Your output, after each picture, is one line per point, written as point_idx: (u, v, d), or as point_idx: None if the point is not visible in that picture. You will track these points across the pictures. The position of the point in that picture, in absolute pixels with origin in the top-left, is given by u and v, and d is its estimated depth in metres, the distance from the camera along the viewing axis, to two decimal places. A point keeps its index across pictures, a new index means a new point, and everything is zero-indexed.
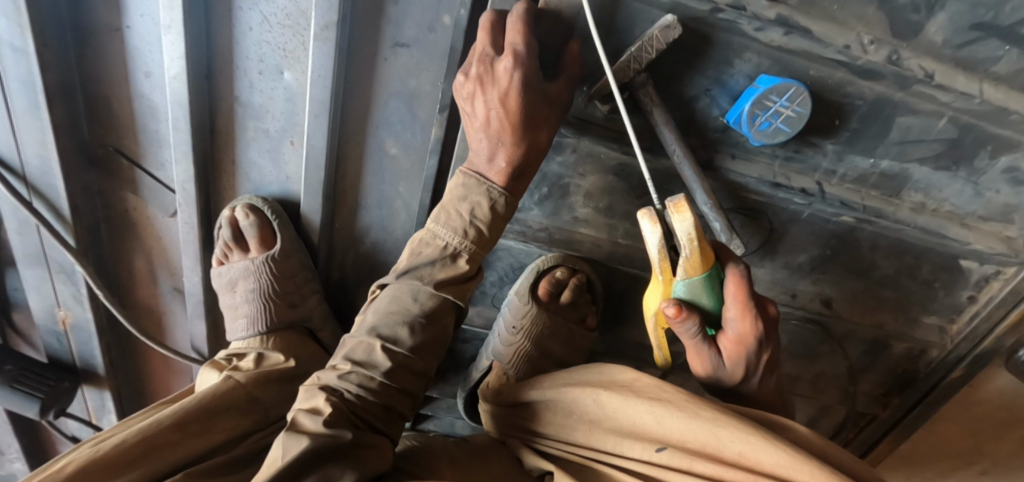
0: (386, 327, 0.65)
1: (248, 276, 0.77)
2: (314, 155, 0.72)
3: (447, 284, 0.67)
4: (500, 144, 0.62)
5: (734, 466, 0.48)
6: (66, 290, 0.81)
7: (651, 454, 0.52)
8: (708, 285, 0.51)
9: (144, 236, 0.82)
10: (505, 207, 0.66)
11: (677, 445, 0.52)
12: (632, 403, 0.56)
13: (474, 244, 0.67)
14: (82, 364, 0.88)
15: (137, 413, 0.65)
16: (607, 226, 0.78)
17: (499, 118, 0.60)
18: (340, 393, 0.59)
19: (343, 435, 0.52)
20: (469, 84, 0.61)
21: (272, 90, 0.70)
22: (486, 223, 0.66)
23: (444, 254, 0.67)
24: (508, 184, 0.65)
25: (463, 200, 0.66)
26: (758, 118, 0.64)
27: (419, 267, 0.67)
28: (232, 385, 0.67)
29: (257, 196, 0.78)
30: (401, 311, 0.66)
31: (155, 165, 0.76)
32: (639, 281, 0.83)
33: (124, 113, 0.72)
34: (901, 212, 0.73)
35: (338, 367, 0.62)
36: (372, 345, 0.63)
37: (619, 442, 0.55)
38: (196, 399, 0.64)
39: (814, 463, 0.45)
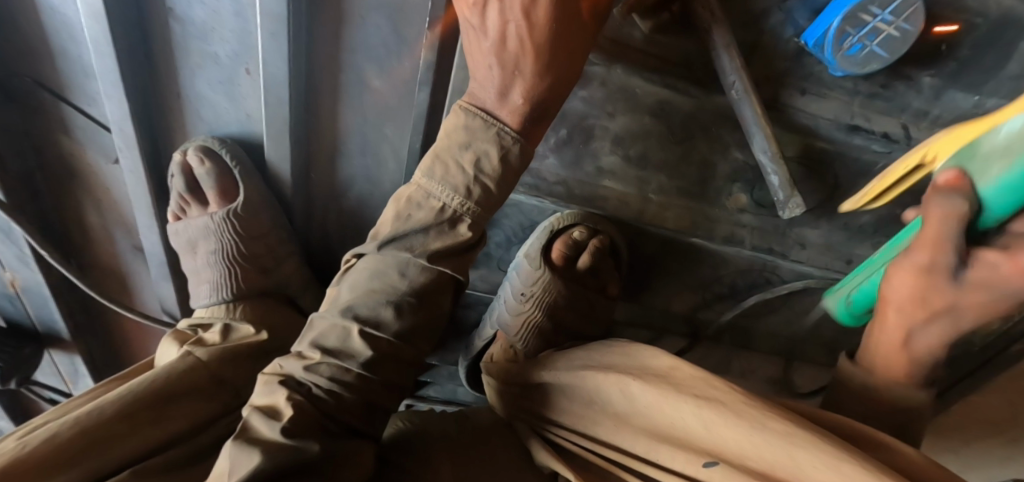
0: (366, 307, 0.52)
1: (209, 236, 0.65)
2: (275, 87, 0.57)
3: (442, 258, 0.54)
4: (509, 77, 0.49)
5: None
6: (7, 248, 0.70)
7: (696, 470, 0.35)
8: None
9: (88, 186, 0.69)
10: (521, 157, 0.53)
11: (733, 461, 0.34)
12: (670, 399, 0.39)
13: (477, 205, 0.53)
14: (43, 329, 0.79)
15: (83, 393, 0.55)
16: (639, 180, 0.64)
17: (517, 37, 0.47)
18: (308, 388, 0.48)
19: (310, 448, 0.41)
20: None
21: (217, 3, 0.54)
22: (493, 180, 0.53)
23: (440, 217, 0.53)
24: (523, 127, 0.51)
25: (465, 147, 0.52)
26: (847, 40, 0.50)
27: (410, 234, 0.54)
28: (192, 366, 0.56)
29: (212, 136, 0.64)
30: (384, 289, 0.53)
31: (87, 99, 0.61)
32: (672, 244, 0.70)
33: (36, 32, 0.57)
34: None
35: (305, 355, 0.51)
36: (348, 331, 0.51)
37: (654, 447, 0.39)
38: (147, 381, 0.53)
39: None
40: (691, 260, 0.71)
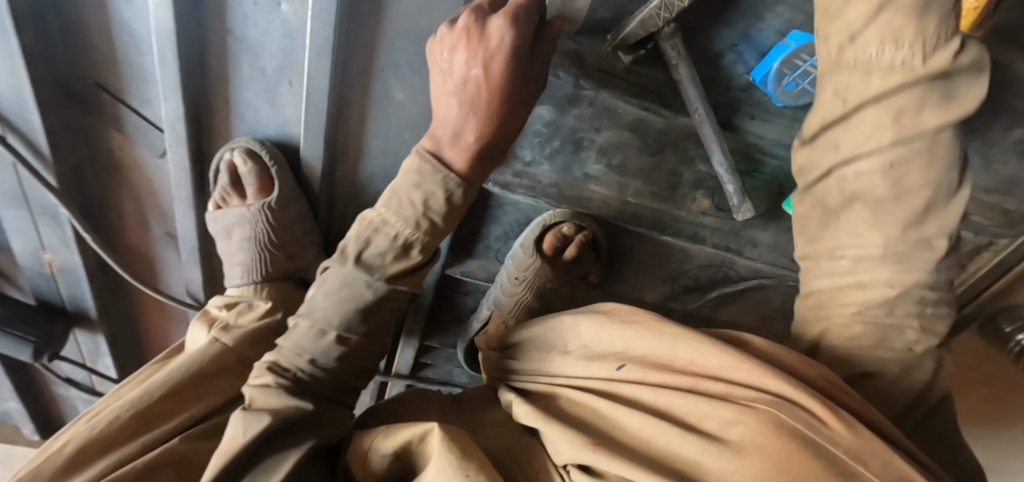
0: (317, 349, 0.61)
1: (244, 224, 0.74)
2: (314, 97, 0.68)
3: (400, 277, 0.65)
4: (456, 109, 0.57)
5: (681, 373, 0.47)
6: (52, 231, 0.76)
7: (612, 371, 0.52)
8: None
9: (130, 177, 0.77)
10: (463, 197, 0.62)
11: (632, 360, 0.52)
12: (609, 331, 0.58)
13: (427, 235, 0.63)
14: (72, 308, 0.85)
15: (124, 383, 0.64)
16: (619, 184, 0.76)
17: (476, 82, 0.54)
18: (294, 372, 0.60)
19: (305, 407, 0.54)
20: (456, 33, 0.53)
21: (267, 25, 0.65)
22: (440, 215, 0.63)
23: (394, 244, 0.63)
24: (466, 171, 0.61)
25: (417, 187, 0.61)
26: (784, 78, 0.64)
27: (371, 257, 0.63)
28: (222, 350, 0.67)
29: (253, 138, 0.73)
30: (354, 298, 0.63)
31: (141, 101, 0.70)
32: (647, 240, 0.82)
33: (105, 41, 0.65)
34: None
35: (295, 355, 0.61)
36: (324, 337, 0.62)
37: (587, 365, 0.56)
38: (185, 363, 0.64)
39: (762, 365, 0.43)
40: (660, 253, 0.84)
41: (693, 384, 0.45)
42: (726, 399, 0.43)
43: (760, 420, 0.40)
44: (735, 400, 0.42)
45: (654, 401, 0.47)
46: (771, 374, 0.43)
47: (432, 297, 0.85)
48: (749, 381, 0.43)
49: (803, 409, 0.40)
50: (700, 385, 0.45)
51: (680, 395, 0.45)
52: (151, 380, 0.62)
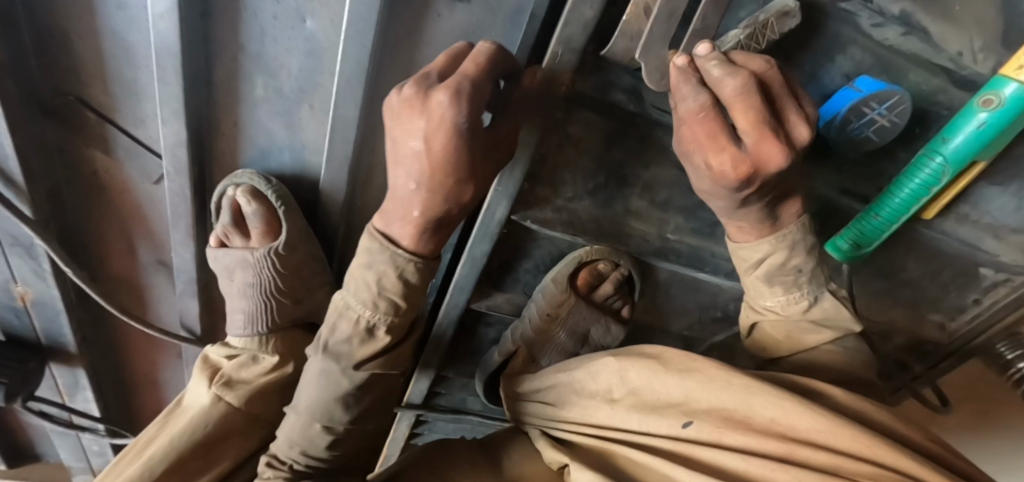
0: (302, 437, 0.62)
1: (246, 268, 0.67)
2: (341, 127, 0.60)
3: (370, 359, 0.61)
4: (415, 186, 0.52)
5: (766, 434, 0.50)
6: (24, 263, 0.66)
7: (680, 429, 0.55)
8: (1003, 121, 0.58)
9: (117, 203, 0.67)
10: (416, 273, 0.58)
11: (702, 416, 0.54)
12: (663, 378, 0.59)
13: (389, 315, 0.59)
14: (46, 342, 0.75)
15: (120, 453, 0.61)
16: (659, 221, 0.73)
17: (416, 156, 0.50)
18: (290, 465, 0.62)
19: None
20: (408, 103, 0.48)
21: (289, 42, 0.57)
22: (399, 295, 0.59)
23: (358, 329, 0.59)
24: (415, 245, 0.56)
25: (369, 268, 0.57)
26: (850, 125, 0.61)
27: (336, 344, 0.60)
28: (225, 412, 0.63)
29: (258, 173, 0.65)
30: (331, 387, 0.61)
31: (133, 121, 0.60)
32: (680, 276, 0.80)
33: (91, 52, 0.55)
34: (946, 222, 0.75)
35: (288, 445, 0.63)
36: (311, 428, 0.62)
37: (646, 419, 0.58)
38: (183, 432, 0.60)
39: (845, 425, 0.49)
40: (691, 287, 0.82)
41: (788, 451, 0.48)
42: (836, 475, 0.45)
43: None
44: (847, 476, 0.45)
45: (743, 467, 0.49)
46: (866, 438, 0.47)
47: (454, 330, 0.80)
48: (848, 448, 0.47)
49: (889, 465, 0.46)
50: (794, 452, 0.48)
51: (779, 467, 0.47)
52: (152, 448, 0.59)
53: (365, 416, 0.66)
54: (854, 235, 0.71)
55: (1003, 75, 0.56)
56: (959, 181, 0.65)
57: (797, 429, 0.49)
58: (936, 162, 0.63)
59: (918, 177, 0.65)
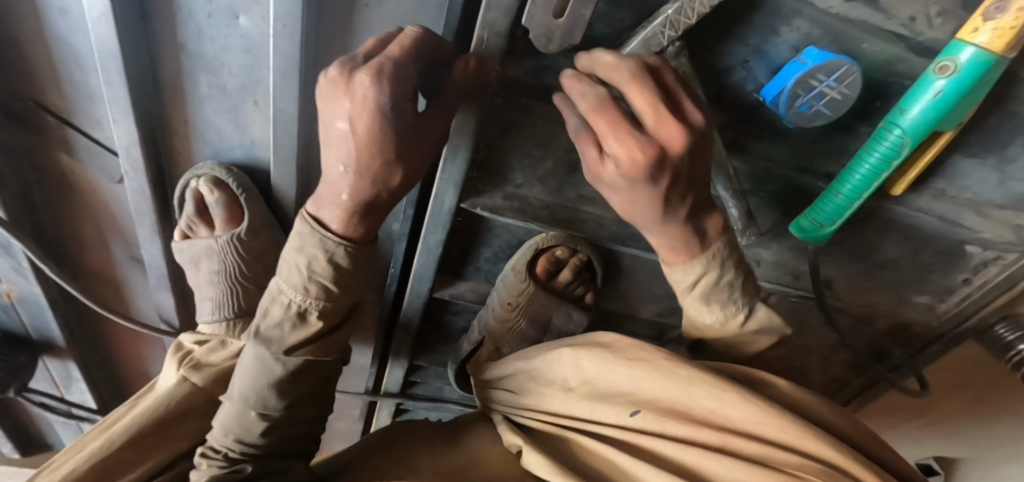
0: (238, 425, 0.58)
1: (212, 256, 0.68)
2: (283, 120, 0.61)
3: (304, 347, 0.59)
4: (345, 167, 0.51)
5: (704, 425, 0.48)
6: (5, 261, 0.70)
7: (626, 418, 0.53)
8: (961, 89, 0.54)
9: (88, 202, 0.71)
10: (348, 257, 0.57)
11: (648, 406, 0.52)
12: (611, 366, 0.57)
13: (321, 299, 0.58)
14: (38, 337, 0.80)
15: (92, 427, 0.62)
16: (616, 206, 0.72)
17: (345, 137, 0.48)
18: (226, 452, 0.57)
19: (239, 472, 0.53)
20: (333, 81, 0.47)
21: (225, 40, 0.58)
22: (330, 278, 0.57)
23: (290, 313, 0.58)
24: (345, 229, 0.56)
25: (300, 251, 0.57)
26: (798, 99, 0.58)
27: (269, 328, 0.58)
28: (189, 391, 0.64)
29: (219, 164, 0.66)
30: (263, 373, 0.58)
31: (91, 123, 0.63)
32: (645, 259, 0.78)
33: (42, 59, 0.58)
34: (920, 198, 0.71)
35: (224, 436, 0.58)
36: (245, 414, 0.57)
37: (595, 408, 0.56)
38: (148, 409, 0.61)
39: (785, 417, 0.46)
40: (657, 272, 0.80)
41: (723, 441, 0.46)
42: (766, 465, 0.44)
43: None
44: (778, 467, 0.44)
45: (680, 456, 0.47)
46: (801, 431, 0.45)
47: (419, 320, 0.81)
48: (784, 440, 0.45)
49: (819, 457, 0.44)
50: (729, 444, 0.46)
51: (713, 457, 0.45)
52: (114, 428, 0.60)
53: (305, 402, 0.61)
54: (819, 215, 0.68)
55: (958, 40, 0.53)
56: (926, 156, 0.62)
57: (737, 422, 0.47)
58: (895, 134, 0.59)
59: (877, 151, 0.61)
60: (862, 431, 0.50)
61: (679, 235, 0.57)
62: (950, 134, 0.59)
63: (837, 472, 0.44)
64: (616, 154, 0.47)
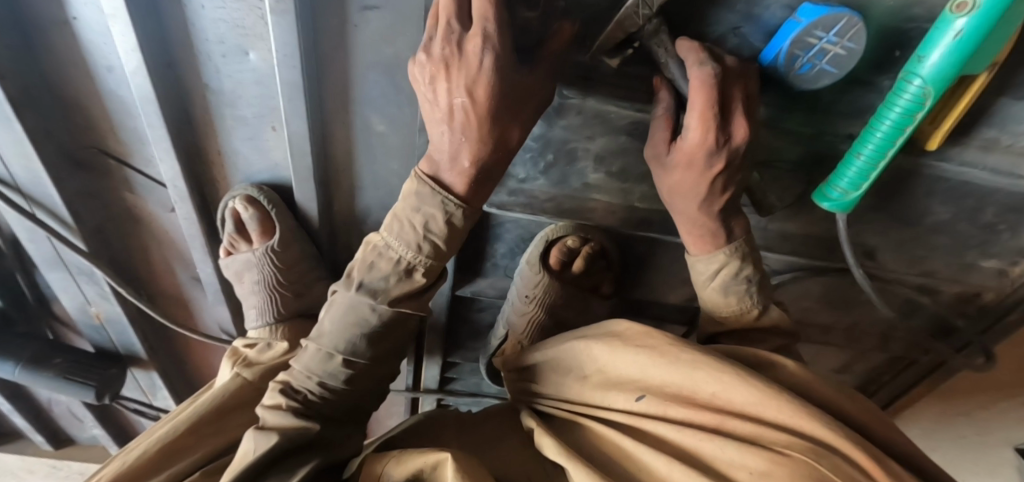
0: (326, 368, 0.61)
1: (251, 268, 0.77)
2: (296, 141, 0.67)
3: (404, 300, 0.62)
4: (460, 137, 0.53)
5: (704, 408, 0.47)
6: (91, 288, 0.82)
7: (632, 403, 0.51)
8: (985, 27, 0.46)
9: (150, 232, 0.81)
10: (462, 220, 0.58)
11: (654, 392, 0.51)
12: (621, 354, 0.55)
13: (429, 258, 0.59)
14: (125, 351, 0.93)
15: (159, 420, 0.67)
16: (622, 191, 0.71)
17: (463, 109, 0.51)
18: (304, 394, 0.60)
19: (310, 429, 0.55)
20: (429, 66, 0.50)
21: (240, 75, 0.64)
22: (442, 238, 0.59)
23: (397, 268, 0.60)
24: (467, 193, 0.57)
25: (417, 210, 0.57)
26: (798, 59, 0.54)
27: (373, 281, 0.60)
28: (241, 384, 0.71)
29: (251, 185, 0.74)
30: (357, 323, 0.61)
31: (144, 162, 0.73)
32: (659, 244, 0.78)
33: (99, 111, 0.67)
34: (967, 151, 0.64)
35: (309, 376, 0.61)
36: (331, 361, 0.61)
37: (605, 394, 0.54)
38: (208, 399, 0.68)
39: (781, 397, 0.45)
40: (675, 254, 0.79)
41: (718, 423, 0.46)
42: (755, 445, 0.43)
43: (797, 473, 0.40)
44: (768, 445, 0.43)
45: (679, 439, 0.46)
46: (796, 410, 0.45)
47: (446, 317, 0.85)
48: (779, 421, 0.45)
49: (810, 437, 0.44)
50: (724, 426, 0.45)
51: (707, 437, 0.45)
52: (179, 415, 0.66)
53: (382, 358, 0.65)
54: (841, 182, 0.61)
55: None
56: (961, 105, 0.55)
57: (732, 404, 0.46)
58: (916, 85, 0.52)
59: (898, 106, 0.54)
60: (867, 411, 0.49)
61: (709, 227, 0.59)
62: (983, 78, 0.52)
63: (827, 452, 0.43)
64: (689, 136, 0.52)
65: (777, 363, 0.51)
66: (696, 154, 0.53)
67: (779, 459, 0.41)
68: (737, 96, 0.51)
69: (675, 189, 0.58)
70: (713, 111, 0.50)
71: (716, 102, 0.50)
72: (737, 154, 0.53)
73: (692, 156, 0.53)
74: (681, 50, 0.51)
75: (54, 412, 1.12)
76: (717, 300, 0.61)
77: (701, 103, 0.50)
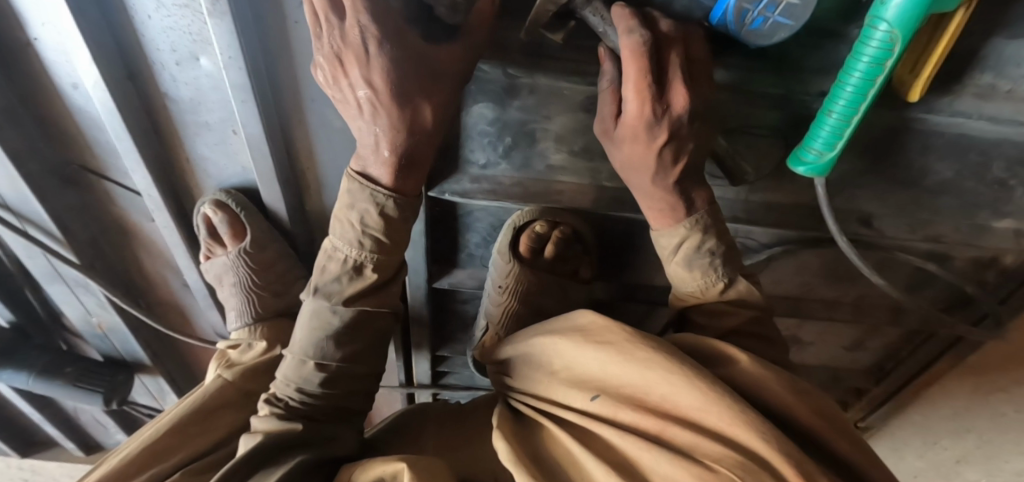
0: (303, 373, 0.62)
1: (229, 271, 0.78)
2: (256, 143, 0.67)
3: (361, 298, 0.63)
4: (377, 129, 0.52)
5: (650, 411, 0.43)
6: (90, 299, 0.86)
7: (587, 403, 0.47)
8: None
9: (139, 242, 0.84)
10: (398, 209, 0.58)
11: (609, 391, 0.46)
12: (581, 349, 0.50)
13: (375, 252, 0.60)
14: (131, 358, 0.98)
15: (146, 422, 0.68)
16: (589, 171, 0.68)
17: (369, 101, 0.50)
18: (287, 401, 0.61)
19: (293, 430, 0.56)
20: (328, 65, 0.49)
21: (196, 81, 0.64)
22: (381, 230, 0.59)
23: (346, 268, 0.61)
24: (395, 183, 0.57)
25: (351, 207, 0.58)
26: (748, 14, 0.48)
27: (327, 285, 0.62)
28: (224, 385, 0.73)
29: (222, 190, 0.76)
30: (322, 327, 0.63)
31: (122, 175, 0.75)
32: (636, 223, 0.75)
33: (73, 128, 0.70)
34: (960, 101, 0.57)
35: (290, 382, 0.63)
36: (304, 366, 0.62)
37: (564, 392, 0.50)
38: (192, 402, 0.69)
39: (727, 404, 0.41)
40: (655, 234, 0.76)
41: (660, 430, 0.42)
42: (689, 458, 0.39)
43: None
44: (699, 457, 0.39)
45: (621, 446, 0.43)
46: (738, 420, 0.40)
47: (428, 310, 0.84)
48: (720, 430, 0.41)
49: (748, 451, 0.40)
50: (664, 434, 0.42)
51: (645, 447, 0.41)
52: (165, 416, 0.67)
53: (360, 358, 0.66)
54: (816, 142, 0.56)
55: None
56: (939, 49, 0.49)
57: (676, 409, 0.43)
58: (882, 30, 0.46)
59: (866, 55, 0.48)
60: (828, 418, 0.44)
61: (668, 199, 0.56)
62: (962, 16, 0.46)
63: (764, 468, 0.39)
64: (628, 108, 0.50)
65: (736, 359, 0.46)
66: (639, 125, 0.51)
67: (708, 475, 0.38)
68: (676, 62, 0.48)
69: (628, 163, 0.55)
70: (647, 81, 0.47)
71: (651, 69, 0.47)
72: (681, 124, 0.51)
73: (635, 128, 0.51)
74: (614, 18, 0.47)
75: (79, 420, 1.18)
76: (682, 276, 0.58)
77: (636, 72, 0.47)
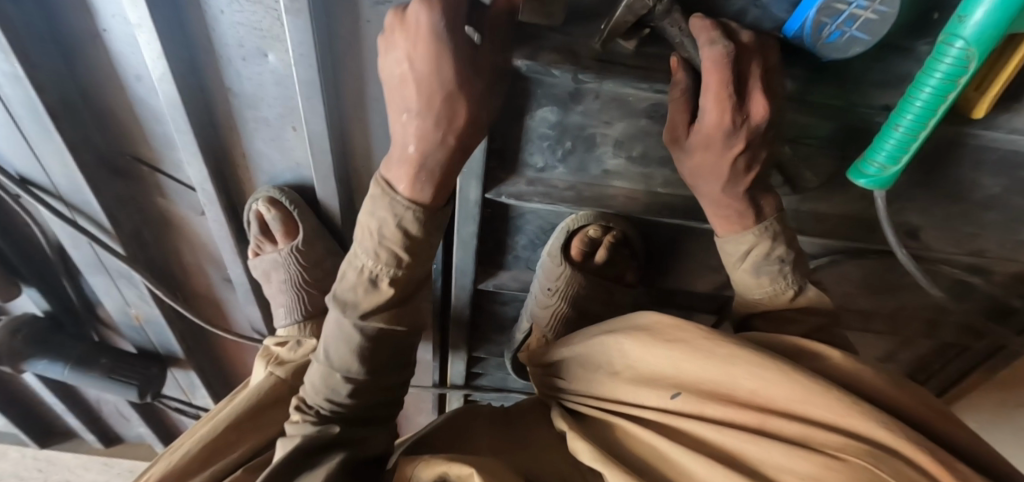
0: (329, 383, 0.61)
1: (279, 268, 0.81)
2: (316, 139, 0.68)
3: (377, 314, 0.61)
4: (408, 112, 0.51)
5: (746, 407, 0.44)
6: (131, 291, 0.86)
7: (665, 401, 0.48)
8: None
9: (183, 235, 0.85)
10: (417, 222, 0.57)
11: (689, 389, 0.47)
12: (651, 348, 0.52)
13: (393, 265, 0.59)
14: (163, 350, 0.98)
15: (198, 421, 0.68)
16: (643, 177, 0.69)
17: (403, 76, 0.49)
18: (317, 409, 0.61)
19: (331, 430, 0.56)
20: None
21: (260, 77, 0.65)
22: (400, 244, 0.58)
23: (363, 278, 0.60)
24: (417, 193, 0.56)
25: (372, 215, 0.58)
26: (826, 28, 0.50)
27: (345, 293, 0.62)
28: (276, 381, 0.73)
29: (274, 186, 0.76)
30: (345, 339, 0.61)
31: (174, 167, 0.75)
32: (684, 230, 0.76)
33: (130, 119, 0.70)
34: (1019, 118, 0.58)
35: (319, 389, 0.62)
36: (332, 376, 0.61)
37: (635, 391, 0.51)
38: (246, 399, 0.69)
39: (832, 394, 0.42)
40: (700, 241, 0.77)
41: (761, 423, 0.42)
42: (807, 447, 0.40)
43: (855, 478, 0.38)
44: (816, 446, 0.40)
45: (719, 440, 0.43)
46: (846, 408, 0.41)
47: (469, 310, 0.85)
48: (827, 419, 0.42)
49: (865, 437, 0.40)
50: (767, 426, 0.42)
51: (750, 439, 0.41)
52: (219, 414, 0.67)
53: (383, 371, 0.64)
54: (879, 155, 0.57)
55: None
56: (1009, 67, 0.50)
57: (772, 401, 0.43)
58: (957, 47, 0.47)
59: (939, 71, 0.49)
60: (922, 402, 0.45)
61: (735, 206, 0.57)
62: None
63: (889, 454, 0.39)
64: (704, 117, 0.51)
65: (824, 355, 0.48)
66: (713, 134, 0.52)
67: (831, 461, 0.39)
68: (754, 73, 0.49)
69: (696, 170, 0.56)
70: (728, 90, 0.48)
71: (732, 79, 0.48)
72: (758, 132, 0.51)
73: (709, 136, 0.52)
74: (693, 30, 0.48)
75: (102, 413, 1.18)
76: (748, 282, 0.59)
77: (716, 82, 0.48)
